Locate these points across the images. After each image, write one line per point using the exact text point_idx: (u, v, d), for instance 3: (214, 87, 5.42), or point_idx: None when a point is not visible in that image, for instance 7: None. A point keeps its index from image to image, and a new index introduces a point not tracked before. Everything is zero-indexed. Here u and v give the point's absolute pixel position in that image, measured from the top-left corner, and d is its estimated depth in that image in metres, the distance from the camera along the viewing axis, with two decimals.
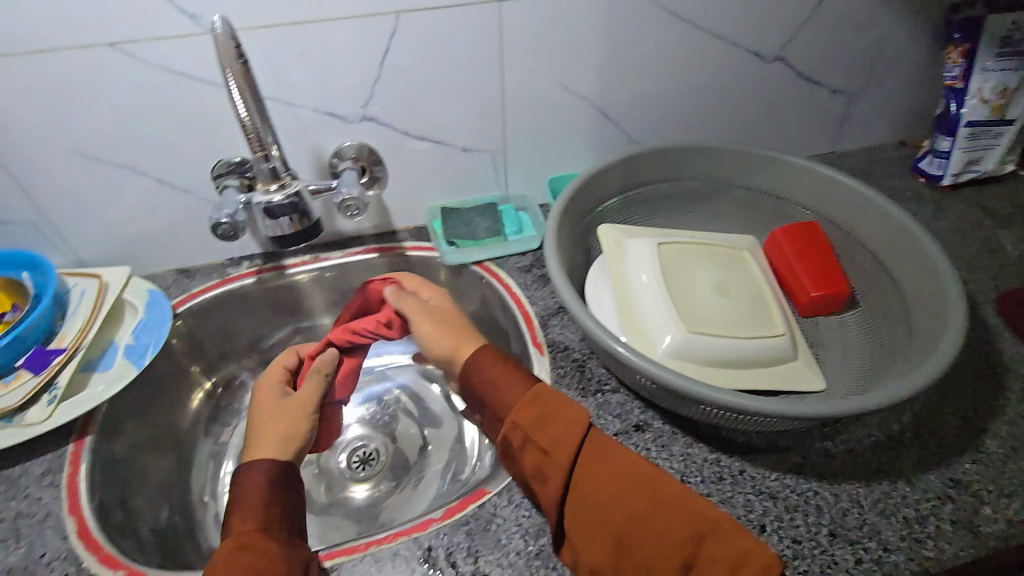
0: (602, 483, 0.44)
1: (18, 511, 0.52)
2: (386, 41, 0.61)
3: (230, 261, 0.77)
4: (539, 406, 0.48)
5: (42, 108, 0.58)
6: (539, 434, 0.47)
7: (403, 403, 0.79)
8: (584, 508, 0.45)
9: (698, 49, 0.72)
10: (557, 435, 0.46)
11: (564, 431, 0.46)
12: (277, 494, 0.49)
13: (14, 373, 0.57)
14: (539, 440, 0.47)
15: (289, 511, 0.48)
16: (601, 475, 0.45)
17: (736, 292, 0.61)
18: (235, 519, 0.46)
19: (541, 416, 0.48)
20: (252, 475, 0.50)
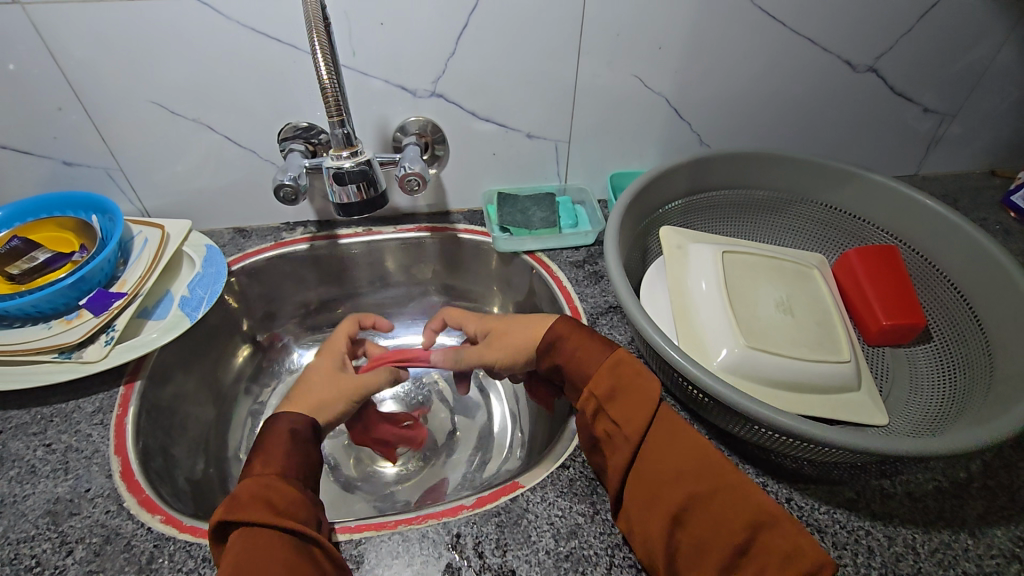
0: (666, 455, 0.45)
1: (68, 445, 0.53)
2: (466, 16, 0.60)
3: (285, 225, 0.78)
4: (619, 376, 0.50)
5: (128, 56, 0.59)
6: (611, 404, 0.48)
7: (438, 386, 0.79)
8: (647, 480, 0.45)
9: (786, 52, 0.68)
10: (630, 409, 0.47)
11: (639, 405, 0.47)
12: (298, 448, 0.48)
13: (76, 311, 0.59)
14: (615, 411, 0.48)
15: (308, 463, 0.48)
16: (669, 448, 0.45)
17: (801, 311, 0.58)
18: (256, 461, 0.46)
19: (618, 389, 0.49)
20: (277, 425, 0.49)
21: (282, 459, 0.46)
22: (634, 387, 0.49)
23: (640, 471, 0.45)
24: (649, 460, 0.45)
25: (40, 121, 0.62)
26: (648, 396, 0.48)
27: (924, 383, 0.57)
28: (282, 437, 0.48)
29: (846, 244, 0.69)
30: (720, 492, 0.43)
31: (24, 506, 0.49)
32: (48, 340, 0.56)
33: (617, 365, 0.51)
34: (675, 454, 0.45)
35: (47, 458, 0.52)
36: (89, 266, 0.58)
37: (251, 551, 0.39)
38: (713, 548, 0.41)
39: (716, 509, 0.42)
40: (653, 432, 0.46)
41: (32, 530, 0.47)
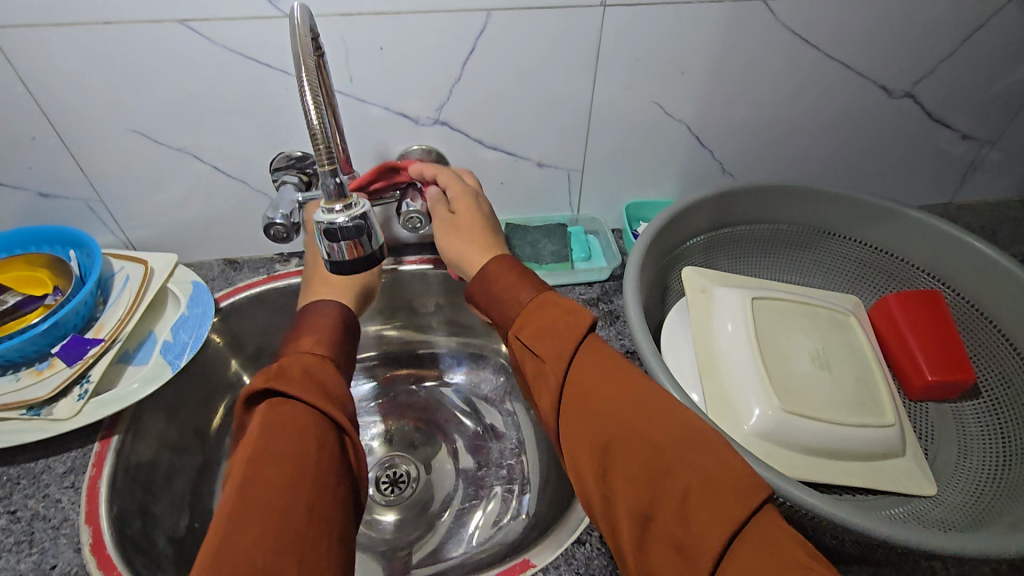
0: (594, 386, 0.43)
1: (35, 512, 0.48)
2: (473, 39, 0.55)
3: (279, 256, 0.73)
4: (543, 312, 0.48)
5: (106, 82, 0.54)
6: (535, 343, 0.47)
7: (440, 427, 0.74)
8: (575, 411, 0.43)
9: (819, 76, 0.63)
10: (553, 343, 0.46)
11: (563, 335, 0.46)
12: (341, 338, 0.54)
13: (49, 360, 0.54)
14: (539, 344, 0.47)
15: (346, 353, 0.54)
16: (597, 378, 0.44)
17: (840, 366, 0.53)
18: (303, 340, 0.52)
19: (541, 321, 0.48)
20: (320, 309, 0.55)
21: (324, 339, 0.52)
22: (559, 321, 0.47)
23: (570, 405, 0.44)
24: (577, 394, 0.44)
25: (13, 152, 0.58)
26: (575, 328, 0.46)
27: (974, 447, 0.52)
28: (327, 322, 0.54)
29: (882, 285, 0.64)
30: (647, 415, 0.41)
31: None
32: (16, 393, 0.51)
33: (546, 301, 0.49)
34: (603, 384, 0.43)
35: (10, 528, 0.47)
36: (63, 313, 0.53)
37: (281, 428, 0.42)
38: (641, 473, 0.39)
39: (643, 432, 0.40)
40: (580, 365, 0.45)
41: None
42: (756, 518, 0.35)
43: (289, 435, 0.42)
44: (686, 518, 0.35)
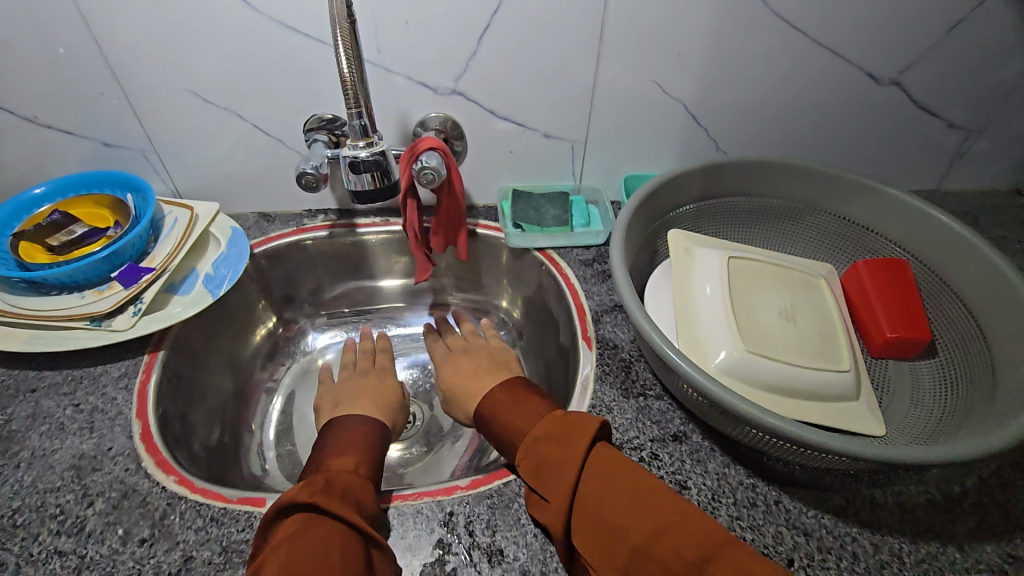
0: (603, 507, 0.41)
1: (95, 406, 0.57)
2: (487, 17, 0.62)
3: (307, 212, 0.81)
4: (544, 440, 0.47)
5: (166, 45, 0.62)
6: (536, 481, 0.46)
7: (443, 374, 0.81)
8: (594, 538, 0.41)
9: (805, 62, 0.69)
10: (555, 472, 0.44)
11: (562, 457, 0.45)
12: (375, 445, 0.53)
13: (109, 283, 0.62)
14: (542, 478, 0.45)
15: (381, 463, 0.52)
16: (603, 501, 0.41)
17: (804, 320, 0.58)
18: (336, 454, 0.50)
19: (542, 451, 0.47)
20: (354, 425, 0.55)
21: (361, 455, 0.51)
22: (552, 447, 0.46)
23: (584, 535, 0.42)
24: (590, 519, 0.42)
25: (84, 104, 0.67)
26: (572, 440, 0.45)
27: (925, 397, 0.57)
28: (363, 435, 0.53)
29: (855, 256, 0.69)
30: (660, 526, 0.39)
31: (52, 459, 0.52)
32: (81, 307, 0.60)
33: (540, 428, 0.48)
34: (609, 506, 0.41)
35: (75, 417, 0.56)
36: (120, 243, 0.61)
37: (308, 539, 0.40)
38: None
39: (661, 551, 0.38)
40: (586, 486, 0.43)
41: (58, 481, 0.51)
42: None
43: (317, 543, 0.40)
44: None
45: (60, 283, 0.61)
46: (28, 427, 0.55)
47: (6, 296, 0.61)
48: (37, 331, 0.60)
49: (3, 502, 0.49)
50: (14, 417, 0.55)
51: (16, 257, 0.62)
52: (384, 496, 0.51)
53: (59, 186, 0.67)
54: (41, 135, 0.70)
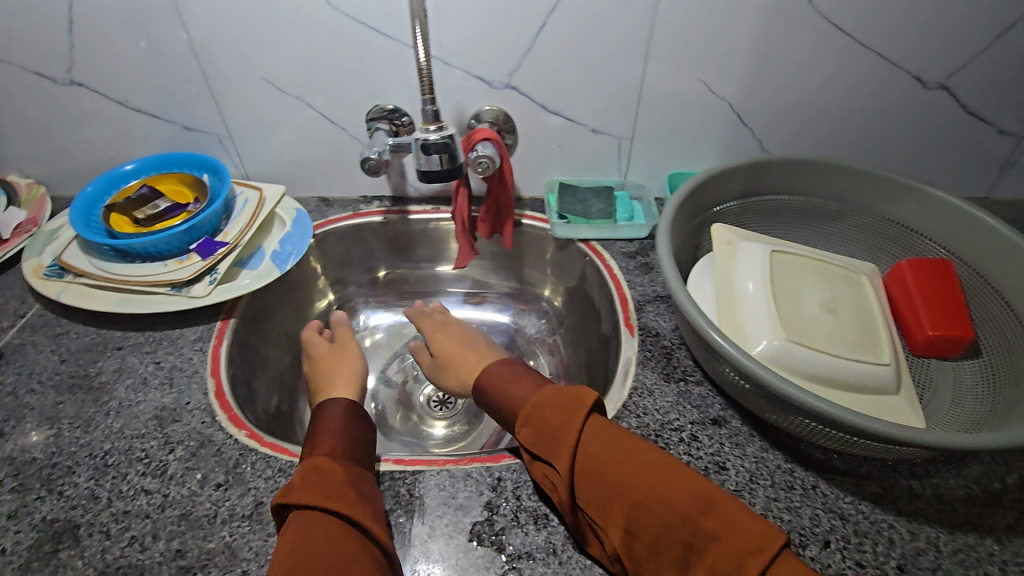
0: (599, 473, 0.43)
1: (174, 364, 0.62)
2: (544, 15, 0.65)
3: (363, 198, 0.85)
4: (539, 407, 0.49)
5: (246, 37, 0.68)
6: (535, 447, 0.47)
7: None
8: (592, 501, 0.43)
9: (855, 64, 0.70)
10: (550, 439, 0.46)
11: (558, 424, 0.46)
12: (357, 424, 0.53)
13: (188, 254, 0.68)
14: (541, 446, 0.47)
15: (369, 441, 0.53)
16: (598, 465, 0.43)
17: (846, 313, 0.59)
18: (319, 442, 0.50)
19: (539, 421, 0.48)
20: (331, 410, 0.54)
21: (342, 440, 0.51)
22: (551, 418, 0.47)
23: (582, 495, 0.44)
24: (588, 484, 0.43)
25: (171, 90, 0.73)
26: (567, 415, 0.46)
27: (967, 396, 0.58)
28: (339, 415, 0.53)
29: (899, 256, 0.70)
30: (655, 491, 0.41)
31: (137, 409, 0.58)
32: (164, 274, 0.65)
33: (534, 403, 0.49)
34: (606, 474, 0.43)
35: (156, 373, 0.61)
36: (198, 218, 0.66)
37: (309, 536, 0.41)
38: (666, 551, 0.40)
39: (658, 514, 0.40)
40: (584, 453, 0.45)
41: (142, 428, 0.56)
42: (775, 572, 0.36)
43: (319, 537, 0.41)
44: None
45: (144, 253, 0.67)
46: (115, 379, 0.60)
47: (97, 262, 0.67)
48: (123, 295, 0.66)
49: (95, 444, 0.55)
50: (104, 370, 0.61)
51: (106, 227, 0.68)
52: (440, 459, 0.55)
53: (147, 165, 0.74)
54: (129, 118, 0.76)
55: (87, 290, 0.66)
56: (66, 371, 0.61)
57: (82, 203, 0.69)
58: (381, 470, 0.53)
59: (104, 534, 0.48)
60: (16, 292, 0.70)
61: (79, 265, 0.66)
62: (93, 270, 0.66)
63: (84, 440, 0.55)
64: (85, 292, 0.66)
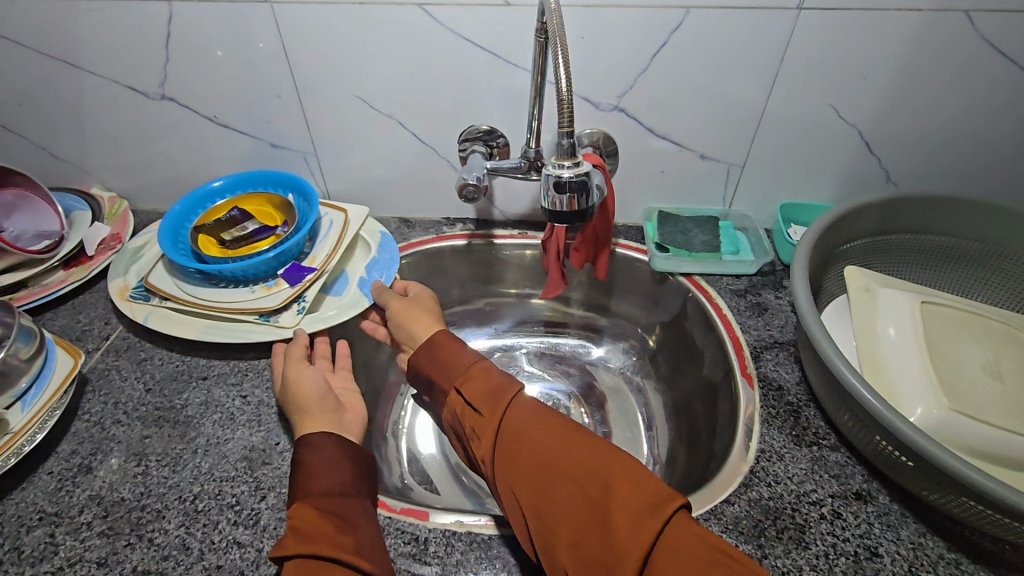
0: (524, 437, 0.46)
1: (262, 399, 0.58)
2: (666, 33, 0.60)
3: (446, 220, 0.81)
4: (475, 376, 0.52)
5: (344, 53, 0.64)
6: (471, 414, 0.50)
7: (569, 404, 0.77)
8: (516, 467, 0.45)
9: (1014, 92, 0.62)
10: (485, 402, 0.50)
11: (490, 390, 0.50)
12: (347, 452, 0.50)
13: (275, 280, 0.65)
14: (476, 410, 0.50)
15: (366, 466, 0.51)
16: (528, 431, 0.46)
17: (1012, 379, 0.52)
18: (308, 478, 0.47)
19: (475, 387, 0.51)
20: (316, 439, 0.50)
21: (331, 467, 0.48)
22: (486, 386, 0.51)
23: (501, 457, 0.46)
24: (512, 448, 0.46)
25: (262, 106, 0.70)
26: (498, 389, 0.50)
27: None
28: (324, 452, 0.49)
29: None
30: (574, 457, 0.44)
31: (225, 448, 0.54)
32: (251, 302, 0.62)
33: (464, 376, 0.53)
34: (528, 438, 0.46)
35: (243, 408, 0.58)
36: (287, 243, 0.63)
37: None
38: (573, 512, 0.41)
39: (575, 478, 0.42)
40: (509, 418, 0.48)
41: (232, 471, 0.53)
42: (668, 535, 0.38)
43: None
44: (612, 552, 0.38)
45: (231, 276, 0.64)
46: (202, 414, 0.57)
47: (185, 286, 0.64)
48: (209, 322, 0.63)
49: (184, 486, 0.51)
50: (189, 403, 0.58)
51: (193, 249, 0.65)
52: None
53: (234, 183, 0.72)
54: (216, 133, 0.74)
55: (173, 317, 0.64)
56: (151, 401, 0.58)
57: (169, 222, 0.67)
58: (487, 534, 0.48)
59: None
60: (102, 312, 0.68)
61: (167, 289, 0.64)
62: (180, 295, 0.63)
63: (172, 481, 0.52)
64: (170, 319, 0.63)
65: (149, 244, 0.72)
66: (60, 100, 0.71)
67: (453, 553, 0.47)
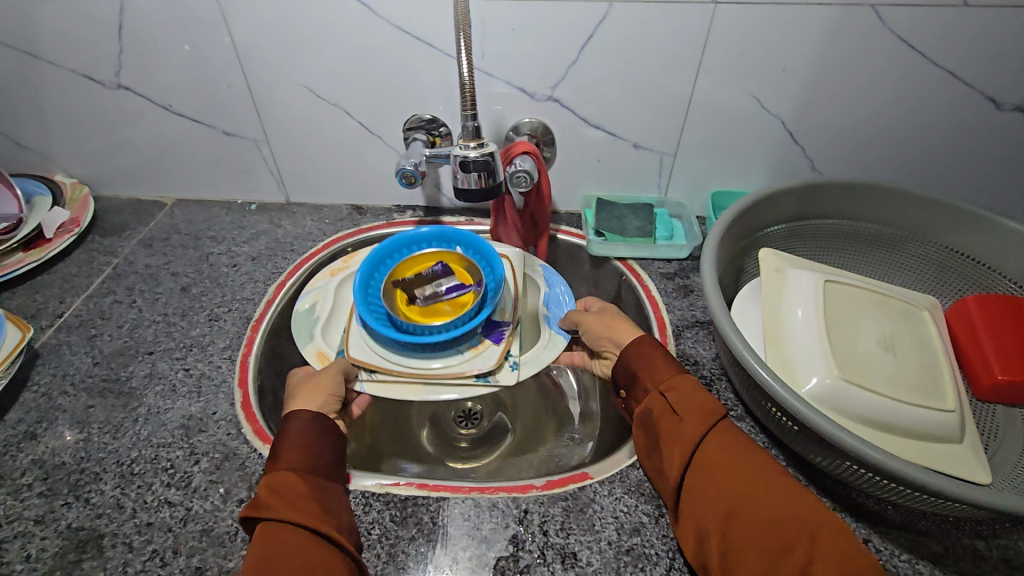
0: (722, 462, 0.44)
1: (203, 372, 0.62)
2: (592, 27, 0.63)
3: (397, 207, 0.84)
4: (681, 384, 0.50)
5: (289, 46, 0.67)
6: (664, 423, 0.49)
7: None
8: (705, 487, 0.44)
9: (926, 86, 0.65)
10: (691, 413, 0.47)
11: (702, 411, 0.47)
12: (323, 434, 0.49)
13: (477, 339, 0.63)
14: (674, 417, 0.48)
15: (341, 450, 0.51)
16: (725, 459, 0.44)
17: (905, 352, 0.56)
18: (282, 458, 0.47)
19: (681, 396, 0.49)
20: (294, 422, 0.49)
21: (308, 453, 0.48)
22: (698, 410, 0.47)
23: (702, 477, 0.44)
24: (708, 472, 0.44)
25: (213, 95, 0.73)
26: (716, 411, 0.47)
27: None
28: (302, 436, 0.49)
29: (963, 289, 0.65)
30: (777, 498, 0.41)
31: (165, 417, 0.57)
32: (466, 364, 0.61)
33: (671, 390, 0.50)
34: (738, 474, 0.43)
35: (185, 381, 0.61)
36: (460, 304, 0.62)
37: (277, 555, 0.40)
38: (762, 549, 0.40)
39: (782, 519, 0.40)
40: (716, 447, 0.45)
41: (169, 437, 0.56)
42: None
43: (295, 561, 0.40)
44: None
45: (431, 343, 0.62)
46: (145, 385, 0.60)
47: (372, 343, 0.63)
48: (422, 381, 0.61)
49: (123, 450, 0.55)
50: (134, 375, 0.61)
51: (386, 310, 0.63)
52: (465, 487, 0.53)
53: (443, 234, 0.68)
54: (172, 121, 0.77)
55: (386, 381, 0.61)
56: (98, 373, 0.61)
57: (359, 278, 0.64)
58: (404, 494, 0.52)
59: (126, 546, 0.48)
60: (57, 291, 0.71)
61: (367, 355, 0.61)
62: (370, 355, 0.62)
63: (111, 446, 0.55)
64: (384, 383, 0.61)
65: (320, 302, 0.68)
66: (18, 89, 0.74)
67: (370, 512, 0.50)
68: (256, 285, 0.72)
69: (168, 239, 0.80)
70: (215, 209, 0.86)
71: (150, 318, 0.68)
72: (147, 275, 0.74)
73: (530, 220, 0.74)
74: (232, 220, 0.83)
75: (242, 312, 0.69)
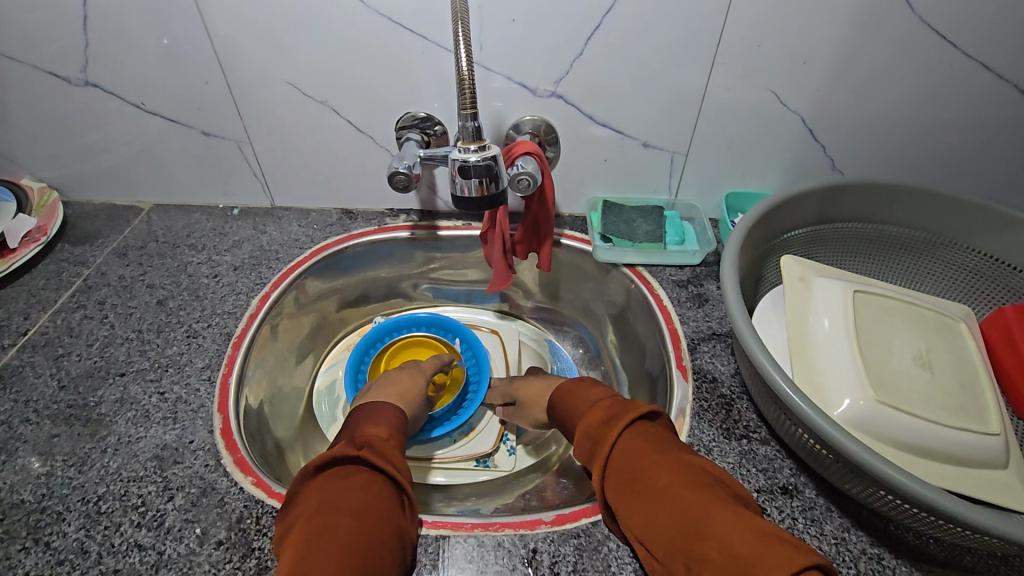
0: (627, 472, 0.42)
1: (179, 396, 0.56)
2: (599, 16, 0.58)
3: (390, 211, 0.79)
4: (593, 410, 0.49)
5: (268, 38, 0.62)
6: (584, 447, 0.47)
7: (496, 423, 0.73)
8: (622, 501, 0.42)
9: (959, 80, 0.60)
10: (598, 435, 0.46)
11: (607, 428, 0.46)
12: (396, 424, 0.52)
13: (469, 425, 0.73)
14: (590, 439, 0.47)
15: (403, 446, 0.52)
16: (630, 468, 0.42)
17: (942, 369, 0.51)
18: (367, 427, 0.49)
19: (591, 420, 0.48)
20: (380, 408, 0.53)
21: (390, 428, 0.50)
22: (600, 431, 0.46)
23: (615, 490, 0.42)
24: (619, 483, 0.42)
25: (190, 92, 0.67)
26: (619, 416, 0.46)
27: None
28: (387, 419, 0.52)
29: (997, 298, 0.61)
30: (685, 502, 0.38)
31: (136, 447, 0.52)
32: (464, 449, 0.71)
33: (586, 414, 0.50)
34: (644, 481, 0.40)
35: (160, 406, 0.56)
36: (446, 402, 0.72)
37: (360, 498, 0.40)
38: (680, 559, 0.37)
39: (682, 512, 0.38)
40: (622, 460, 0.43)
41: (140, 471, 0.51)
42: None
43: (362, 505, 0.39)
44: None
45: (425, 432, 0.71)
46: (116, 411, 0.55)
47: None
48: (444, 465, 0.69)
49: (88, 486, 0.49)
50: (104, 400, 0.56)
51: None
52: (465, 522, 0.48)
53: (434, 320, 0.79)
54: (145, 121, 0.71)
55: None
56: (64, 399, 0.56)
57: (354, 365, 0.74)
58: None
59: None
60: (23, 306, 0.66)
61: None
62: None
63: (76, 482, 0.50)
64: None
65: (337, 382, 0.76)
66: None
67: None
68: (238, 298, 0.67)
69: (143, 248, 0.74)
70: (195, 215, 0.80)
71: (123, 336, 0.62)
72: (121, 287, 0.68)
73: (532, 223, 0.69)
74: (213, 226, 0.78)
75: (222, 328, 0.63)
